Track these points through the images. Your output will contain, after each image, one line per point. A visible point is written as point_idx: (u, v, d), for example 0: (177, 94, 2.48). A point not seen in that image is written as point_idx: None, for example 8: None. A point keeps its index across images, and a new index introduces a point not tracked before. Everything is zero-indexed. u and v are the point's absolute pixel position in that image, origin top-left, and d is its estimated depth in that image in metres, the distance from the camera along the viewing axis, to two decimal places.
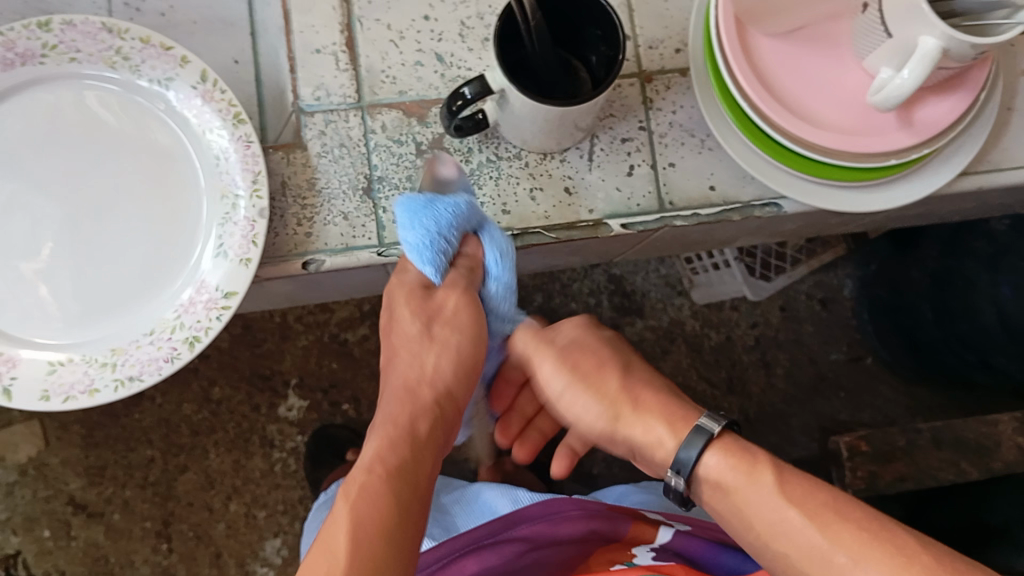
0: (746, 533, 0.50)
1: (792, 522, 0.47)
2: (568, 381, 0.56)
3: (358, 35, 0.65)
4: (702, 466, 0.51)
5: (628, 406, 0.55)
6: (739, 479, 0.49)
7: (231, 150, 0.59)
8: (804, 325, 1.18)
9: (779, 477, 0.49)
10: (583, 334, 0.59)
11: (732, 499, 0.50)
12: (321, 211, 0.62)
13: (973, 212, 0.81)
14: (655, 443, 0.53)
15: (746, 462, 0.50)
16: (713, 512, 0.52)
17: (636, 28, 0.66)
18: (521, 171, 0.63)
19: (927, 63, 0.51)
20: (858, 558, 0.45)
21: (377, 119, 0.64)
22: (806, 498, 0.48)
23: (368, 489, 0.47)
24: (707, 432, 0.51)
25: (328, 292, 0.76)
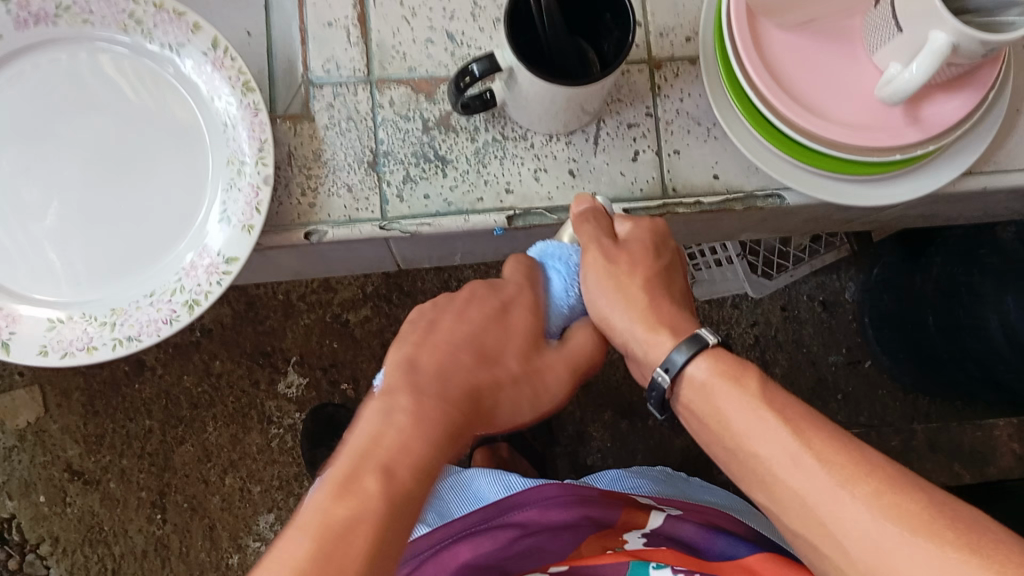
0: (719, 436, 0.47)
1: (765, 423, 0.44)
2: (594, 264, 0.53)
3: (370, 9, 0.65)
4: (689, 368, 0.48)
5: (643, 303, 0.51)
6: (724, 383, 0.47)
7: (239, 118, 0.59)
8: (804, 325, 1.19)
9: (767, 386, 0.46)
10: (641, 237, 0.55)
11: (714, 399, 0.47)
12: (326, 183, 0.62)
13: (976, 217, 0.82)
14: (651, 341, 0.50)
15: (735, 371, 0.47)
16: (693, 415, 0.49)
17: (648, 15, 0.66)
18: (526, 152, 0.64)
19: (936, 58, 0.51)
20: (826, 464, 0.42)
21: (385, 94, 0.64)
22: (786, 407, 0.45)
23: (407, 455, 0.44)
24: (703, 340, 0.48)
25: (331, 264, 0.76)
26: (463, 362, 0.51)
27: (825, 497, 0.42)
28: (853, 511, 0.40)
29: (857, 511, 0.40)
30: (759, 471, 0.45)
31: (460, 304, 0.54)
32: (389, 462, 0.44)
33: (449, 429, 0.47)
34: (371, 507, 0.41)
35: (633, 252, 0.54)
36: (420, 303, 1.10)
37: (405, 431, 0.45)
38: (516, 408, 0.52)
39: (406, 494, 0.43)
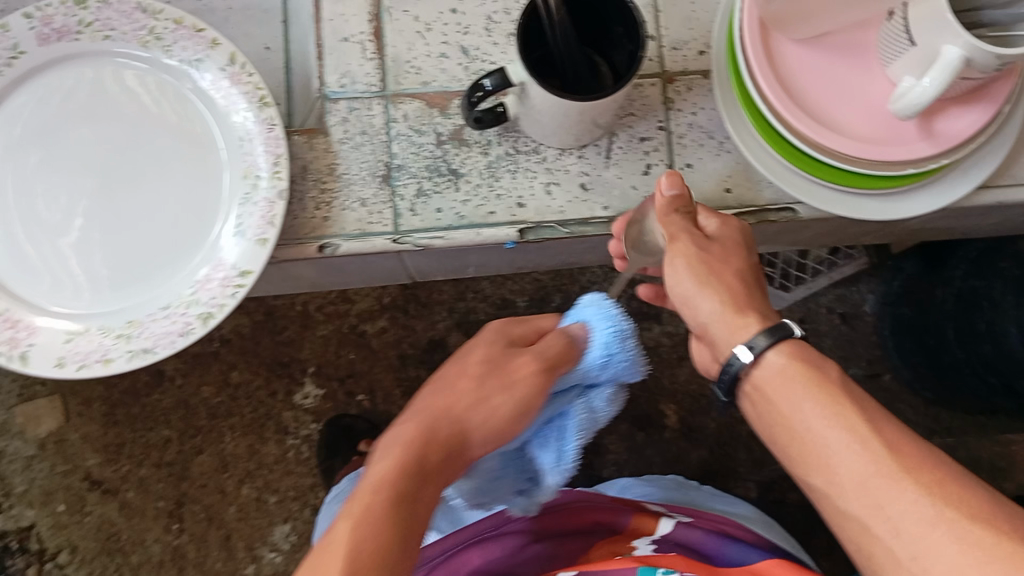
0: (783, 422, 0.46)
1: (831, 413, 0.44)
2: (682, 251, 0.52)
3: (385, 24, 0.65)
4: (768, 356, 0.47)
5: (739, 291, 0.50)
6: (804, 370, 0.46)
7: (255, 132, 0.60)
8: (823, 338, 1.18)
9: (843, 379, 0.46)
10: (728, 236, 0.53)
11: (791, 387, 0.46)
12: (340, 196, 0.63)
13: (996, 231, 0.81)
14: (737, 325, 0.49)
15: (816, 364, 0.47)
16: (757, 400, 0.49)
17: (661, 29, 0.66)
18: (538, 166, 0.64)
19: (949, 73, 0.51)
20: (893, 453, 0.42)
21: (399, 108, 0.64)
22: (858, 400, 0.45)
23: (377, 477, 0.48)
24: (788, 329, 0.47)
25: (345, 276, 0.77)
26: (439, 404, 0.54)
27: (884, 483, 0.42)
28: (906, 501, 0.41)
29: (914, 497, 0.41)
30: (819, 457, 0.44)
31: (455, 364, 0.57)
32: (360, 487, 0.48)
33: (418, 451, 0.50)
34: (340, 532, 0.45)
35: (724, 249, 0.53)
36: (437, 315, 1.11)
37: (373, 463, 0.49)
38: (491, 411, 0.53)
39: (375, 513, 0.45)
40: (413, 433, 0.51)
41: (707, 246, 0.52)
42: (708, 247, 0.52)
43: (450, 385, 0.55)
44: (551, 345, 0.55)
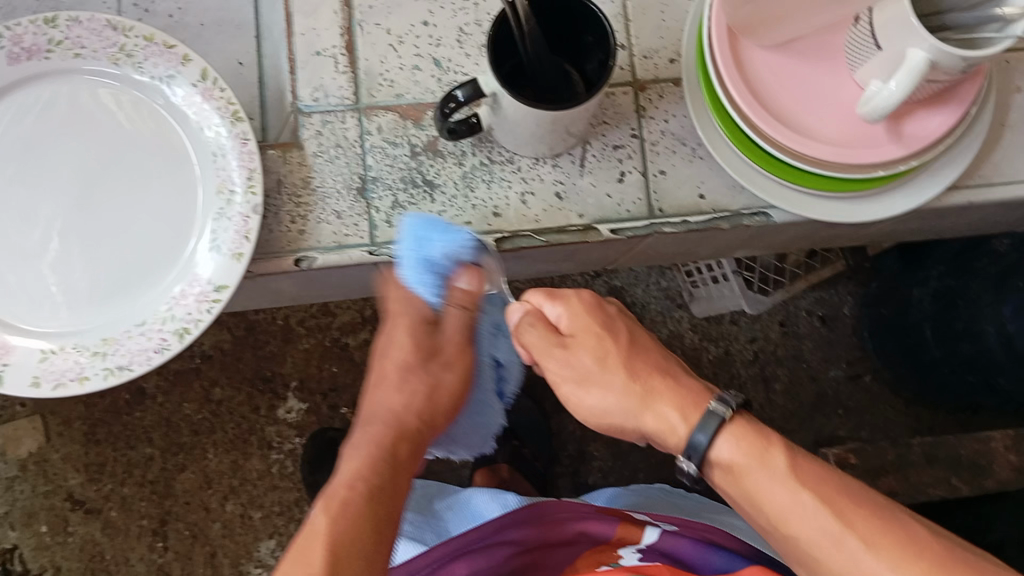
0: (754, 514, 0.50)
1: (801, 505, 0.48)
2: (568, 378, 0.55)
3: (357, 38, 0.65)
4: (715, 450, 0.51)
5: (637, 397, 0.53)
6: (753, 465, 0.50)
7: (228, 146, 0.60)
8: (803, 341, 1.20)
9: (792, 460, 0.50)
10: (583, 321, 0.55)
11: (744, 482, 0.50)
12: (316, 210, 0.62)
13: (970, 230, 0.83)
14: (667, 430, 0.52)
15: (759, 447, 0.50)
16: (725, 493, 0.52)
17: (632, 38, 0.67)
18: (513, 175, 0.64)
19: (913, 75, 0.51)
20: (869, 545, 0.46)
21: (373, 121, 0.64)
22: (822, 488, 0.48)
23: (340, 482, 0.52)
24: (716, 417, 0.50)
25: (325, 289, 0.77)
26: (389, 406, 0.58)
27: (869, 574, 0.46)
28: None
29: None
30: (799, 549, 0.48)
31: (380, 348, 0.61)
32: (331, 489, 0.52)
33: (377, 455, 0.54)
34: (314, 529, 0.49)
35: (593, 341, 0.55)
36: None
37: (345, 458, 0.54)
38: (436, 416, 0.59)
39: (345, 513, 0.50)
40: (369, 451, 0.54)
41: (573, 348, 0.55)
42: (568, 349, 0.55)
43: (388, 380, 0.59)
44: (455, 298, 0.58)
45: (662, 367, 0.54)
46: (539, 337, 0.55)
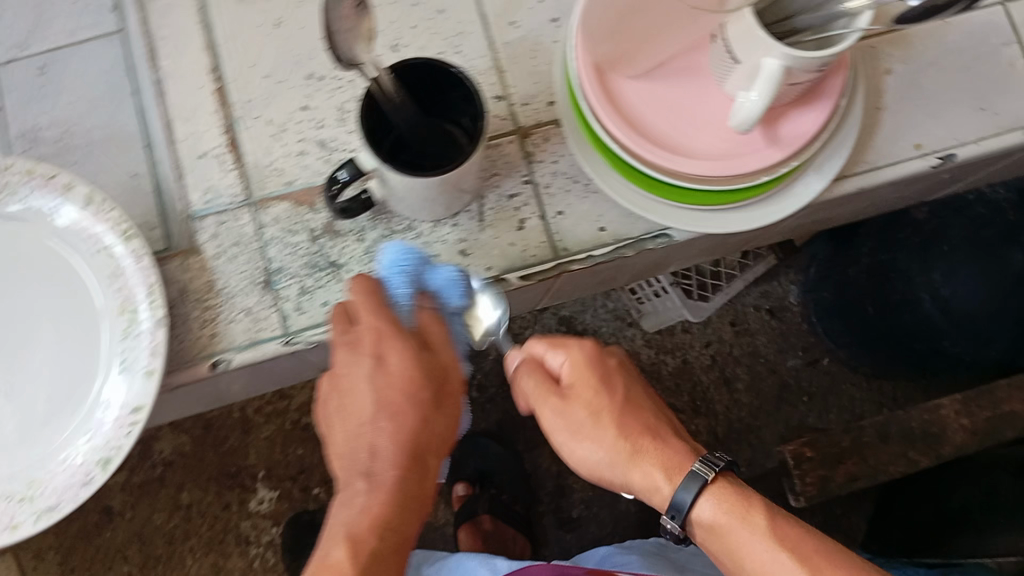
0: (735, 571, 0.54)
1: (776, 560, 0.52)
2: (568, 429, 0.57)
3: (240, 133, 0.65)
4: (697, 508, 0.55)
5: (625, 454, 0.56)
6: (732, 522, 0.54)
7: (125, 265, 0.60)
8: (757, 336, 1.21)
9: (771, 518, 0.53)
10: (583, 378, 0.57)
11: (726, 537, 0.54)
12: (224, 311, 0.62)
13: (884, 206, 0.84)
14: (652, 489, 0.55)
15: (740, 507, 0.54)
16: (709, 550, 0.56)
17: (509, 88, 0.67)
18: (415, 243, 0.64)
19: (773, 83, 0.53)
20: None
21: (268, 213, 0.64)
22: (799, 544, 0.52)
23: (366, 520, 0.51)
24: (701, 478, 0.54)
25: (264, 381, 0.76)
26: (390, 436, 0.53)
27: None
28: None
29: None
30: None
31: (338, 380, 0.55)
32: (355, 535, 0.51)
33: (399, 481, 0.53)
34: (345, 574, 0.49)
35: (585, 395, 0.57)
36: None
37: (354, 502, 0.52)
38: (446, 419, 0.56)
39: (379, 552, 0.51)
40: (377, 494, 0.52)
41: (576, 401, 0.57)
42: (569, 399, 0.57)
43: (360, 415, 0.54)
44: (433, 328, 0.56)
45: (652, 428, 0.57)
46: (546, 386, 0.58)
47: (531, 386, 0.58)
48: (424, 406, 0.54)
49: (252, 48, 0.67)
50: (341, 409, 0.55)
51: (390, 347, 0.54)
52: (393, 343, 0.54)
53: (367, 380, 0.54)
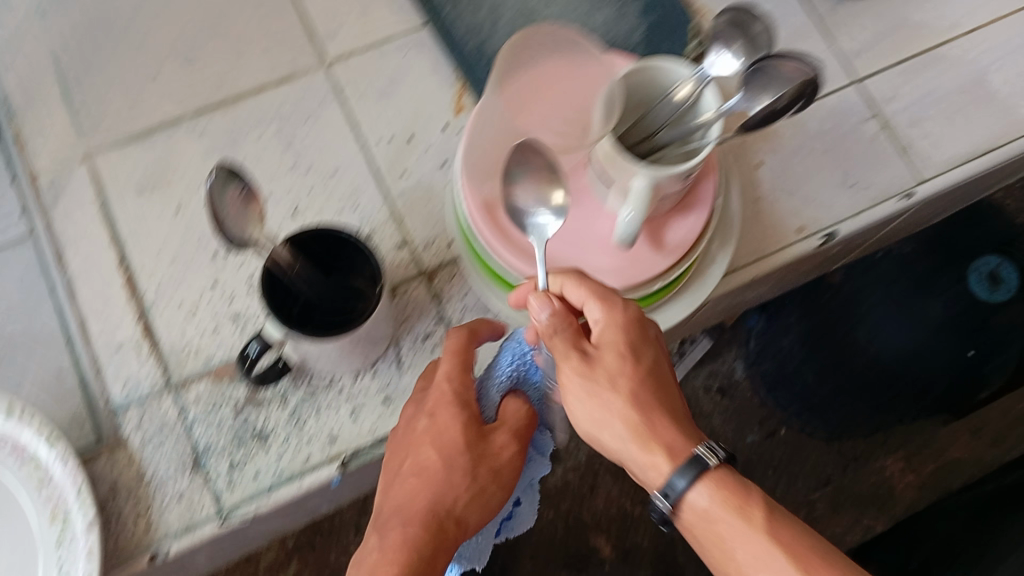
0: (719, 562, 0.50)
1: (771, 563, 0.48)
2: (579, 379, 0.52)
3: (153, 320, 0.66)
4: (689, 495, 0.50)
5: (636, 419, 0.51)
6: (728, 513, 0.49)
7: (51, 470, 0.60)
8: (713, 418, 1.22)
9: (769, 517, 0.49)
10: (615, 335, 0.53)
11: (716, 527, 0.50)
12: (155, 499, 0.62)
13: (796, 281, 0.88)
14: (647, 462, 0.50)
15: (737, 498, 0.50)
16: (695, 538, 0.51)
17: (408, 233, 0.69)
18: (338, 398, 0.65)
19: (644, 201, 0.56)
20: None
21: (189, 394, 0.65)
22: (792, 546, 0.48)
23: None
24: (701, 462, 0.50)
25: (218, 556, 0.76)
26: (431, 495, 0.55)
27: None
28: None
29: None
30: None
31: (419, 446, 0.56)
32: None
33: (416, 544, 0.53)
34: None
35: (619, 346, 0.53)
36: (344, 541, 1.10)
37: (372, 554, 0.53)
38: (485, 502, 0.56)
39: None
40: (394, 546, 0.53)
41: (604, 359, 0.53)
42: (594, 367, 0.52)
43: (431, 476, 0.55)
44: (513, 411, 0.58)
45: (670, 409, 0.53)
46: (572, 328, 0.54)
47: (564, 339, 0.53)
48: (474, 475, 0.55)
49: (154, 235, 0.68)
50: (405, 485, 0.56)
51: (444, 420, 0.56)
52: (452, 412, 0.56)
53: (431, 437, 0.56)
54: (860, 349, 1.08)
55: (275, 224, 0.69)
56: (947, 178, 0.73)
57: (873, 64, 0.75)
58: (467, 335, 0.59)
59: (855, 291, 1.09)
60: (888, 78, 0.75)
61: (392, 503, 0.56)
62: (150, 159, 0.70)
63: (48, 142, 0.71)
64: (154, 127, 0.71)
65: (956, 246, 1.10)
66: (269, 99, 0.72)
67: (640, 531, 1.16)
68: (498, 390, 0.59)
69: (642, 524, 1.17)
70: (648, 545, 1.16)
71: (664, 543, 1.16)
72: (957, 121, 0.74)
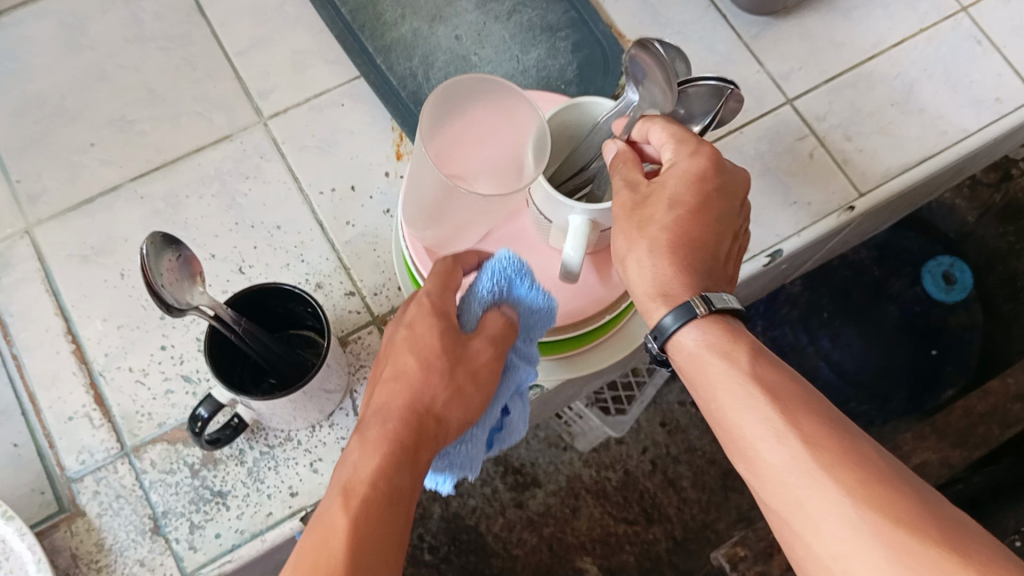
0: (708, 407, 0.50)
1: (749, 402, 0.47)
2: (624, 213, 0.54)
3: (104, 387, 0.66)
4: (680, 335, 0.51)
5: (664, 244, 0.53)
6: (714, 355, 0.50)
7: (9, 547, 0.59)
8: (689, 431, 1.23)
9: (755, 361, 0.49)
10: (676, 172, 0.54)
11: (702, 367, 0.50)
12: (118, 567, 0.62)
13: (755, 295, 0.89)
14: (655, 291, 0.53)
15: (726, 344, 0.50)
16: (689, 384, 0.52)
17: (358, 282, 0.71)
18: (297, 451, 0.65)
19: (582, 237, 0.57)
20: (810, 442, 0.44)
21: (144, 458, 0.64)
22: (775, 387, 0.47)
23: (359, 472, 0.46)
24: (691, 309, 0.50)
25: None
26: (405, 392, 0.49)
27: (801, 477, 0.43)
28: (826, 490, 0.42)
29: (834, 492, 0.42)
30: (740, 444, 0.47)
31: (397, 353, 0.51)
32: (347, 483, 0.45)
33: (397, 435, 0.47)
34: (334, 525, 0.43)
35: (676, 185, 0.54)
36: None
37: (356, 454, 0.47)
38: (466, 402, 0.51)
39: (371, 502, 0.44)
40: (381, 445, 0.47)
41: (656, 194, 0.54)
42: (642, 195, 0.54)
43: (409, 379, 0.50)
44: (494, 322, 0.53)
45: (704, 244, 0.54)
46: (632, 161, 0.55)
47: (620, 174, 0.55)
48: (454, 374, 0.50)
49: (102, 303, 0.69)
50: (383, 391, 0.50)
51: (421, 327, 0.52)
52: (431, 321, 0.52)
53: (409, 339, 0.51)
54: (823, 360, 1.11)
55: (224, 281, 0.70)
56: (887, 188, 0.75)
57: (802, 85, 0.78)
58: (450, 262, 0.54)
59: (811, 302, 1.13)
60: (818, 96, 0.77)
61: (371, 409, 0.50)
62: (94, 226, 0.71)
63: None
64: (99, 195, 0.72)
65: (900, 250, 1.15)
66: (211, 159, 0.74)
67: (623, 549, 1.16)
68: (480, 302, 0.54)
69: (627, 542, 1.16)
70: (633, 564, 1.15)
71: (650, 560, 1.16)
72: (890, 132, 0.77)
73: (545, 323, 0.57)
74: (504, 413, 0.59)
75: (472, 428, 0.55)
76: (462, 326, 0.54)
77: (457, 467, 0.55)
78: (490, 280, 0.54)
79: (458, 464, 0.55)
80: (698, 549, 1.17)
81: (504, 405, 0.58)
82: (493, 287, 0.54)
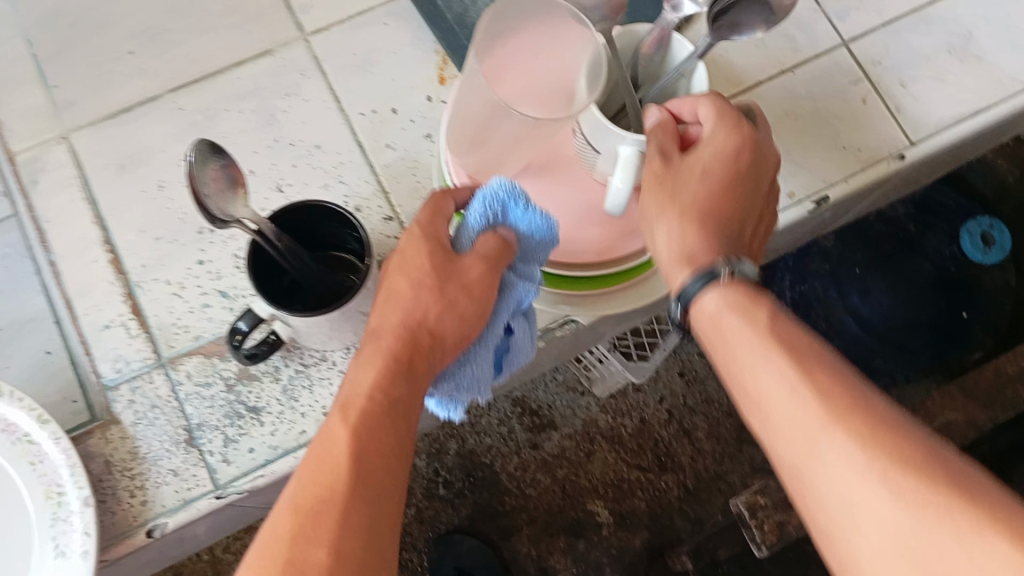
0: (727, 366, 0.49)
1: (765, 361, 0.46)
2: (653, 184, 0.55)
3: (141, 298, 0.66)
4: (703, 298, 0.50)
5: (691, 214, 0.53)
6: (734, 315, 0.48)
7: (44, 452, 0.60)
8: (707, 382, 1.21)
9: (774, 320, 0.48)
10: (712, 148, 0.55)
11: (725, 329, 0.49)
12: (150, 475, 0.62)
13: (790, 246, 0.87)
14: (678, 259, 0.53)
15: (746, 303, 0.49)
16: (709, 346, 0.51)
17: (397, 208, 0.70)
18: (331, 371, 0.65)
19: (631, 167, 0.55)
20: (826, 396, 0.43)
21: (180, 370, 0.65)
22: (794, 345, 0.46)
23: (359, 388, 0.49)
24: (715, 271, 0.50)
25: (217, 533, 0.76)
26: (400, 314, 0.51)
27: (816, 432, 0.42)
28: (840, 444, 0.41)
29: (846, 445, 0.41)
30: (757, 402, 0.46)
31: (392, 276, 0.52)
32: (347, 399, 0.49)
33: (390, 349, 0.50)
34: (336, 434, 0.48)
35: (711, 159, 0.54)
36: None
37: (357, 371, 0.50)
38: (461, 312, 0.51)
39: (369, 414, 0.48)
40: (377, 362, 0.49)
41: (686, 169, 0.55)
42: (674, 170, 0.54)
43: (399, 299, 0.51)
44: (486, 244, 0.53)
45: (734, 216, 0.54)
46: (671, 134, 0.56)
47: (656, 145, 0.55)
48: (449, 292, 0.51)
49: (140, 214, 0.68)
50: (378, 313, 0.52)
51: (412, 253, 0.52)
52: (420, 247, 0.52)
53: (410, 260, 0.52)
54: (849, 316, 1.09)
55: (262, 199, 0.69)
56: (936, 140, 0.73)
57: (858, 27, 0.76)
58: (441, 196, 0.54)
59: (841, 256, 1.11)
60: (874, 39, 0.75)
61: (376, 324, 0.52)
62: (131, 137, 0.70)
63: (25, 122, 0.71)
64: (137, 105, 0.71)
65: (936, 208, 1.13)
66: (250, 73, 0.73)
67: (636, 494, 1.17)
68: (473, 231, 0.53)
69: (639, 488, 1.17)
70: (644, 510, 1.16)
71: (661, 506, 1.17)
72: (945, 81, 0.74)
73: (545, 245, 0.55)
74: (509, 331, 0.57)
75: (474, 348, 0.55)
76: (456, 249, 0.54)
77: (465, 390, 0.56)
78: (480, 209, 0.52)
79: (466, 386, 0.56)
80: (709, 498, 1.18)
81: (507, 323, 0.57)
82: (483, 214, 0.52)
